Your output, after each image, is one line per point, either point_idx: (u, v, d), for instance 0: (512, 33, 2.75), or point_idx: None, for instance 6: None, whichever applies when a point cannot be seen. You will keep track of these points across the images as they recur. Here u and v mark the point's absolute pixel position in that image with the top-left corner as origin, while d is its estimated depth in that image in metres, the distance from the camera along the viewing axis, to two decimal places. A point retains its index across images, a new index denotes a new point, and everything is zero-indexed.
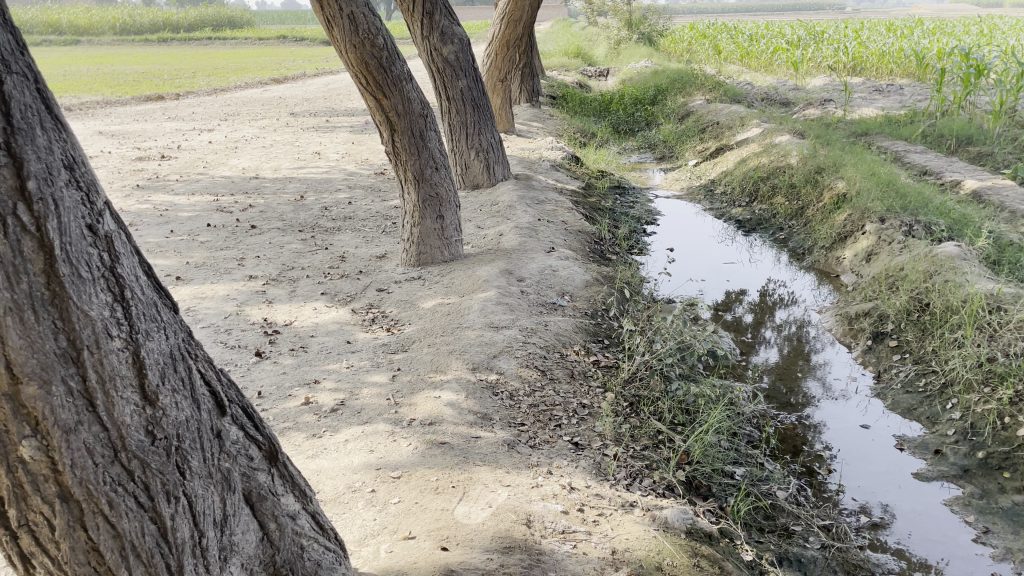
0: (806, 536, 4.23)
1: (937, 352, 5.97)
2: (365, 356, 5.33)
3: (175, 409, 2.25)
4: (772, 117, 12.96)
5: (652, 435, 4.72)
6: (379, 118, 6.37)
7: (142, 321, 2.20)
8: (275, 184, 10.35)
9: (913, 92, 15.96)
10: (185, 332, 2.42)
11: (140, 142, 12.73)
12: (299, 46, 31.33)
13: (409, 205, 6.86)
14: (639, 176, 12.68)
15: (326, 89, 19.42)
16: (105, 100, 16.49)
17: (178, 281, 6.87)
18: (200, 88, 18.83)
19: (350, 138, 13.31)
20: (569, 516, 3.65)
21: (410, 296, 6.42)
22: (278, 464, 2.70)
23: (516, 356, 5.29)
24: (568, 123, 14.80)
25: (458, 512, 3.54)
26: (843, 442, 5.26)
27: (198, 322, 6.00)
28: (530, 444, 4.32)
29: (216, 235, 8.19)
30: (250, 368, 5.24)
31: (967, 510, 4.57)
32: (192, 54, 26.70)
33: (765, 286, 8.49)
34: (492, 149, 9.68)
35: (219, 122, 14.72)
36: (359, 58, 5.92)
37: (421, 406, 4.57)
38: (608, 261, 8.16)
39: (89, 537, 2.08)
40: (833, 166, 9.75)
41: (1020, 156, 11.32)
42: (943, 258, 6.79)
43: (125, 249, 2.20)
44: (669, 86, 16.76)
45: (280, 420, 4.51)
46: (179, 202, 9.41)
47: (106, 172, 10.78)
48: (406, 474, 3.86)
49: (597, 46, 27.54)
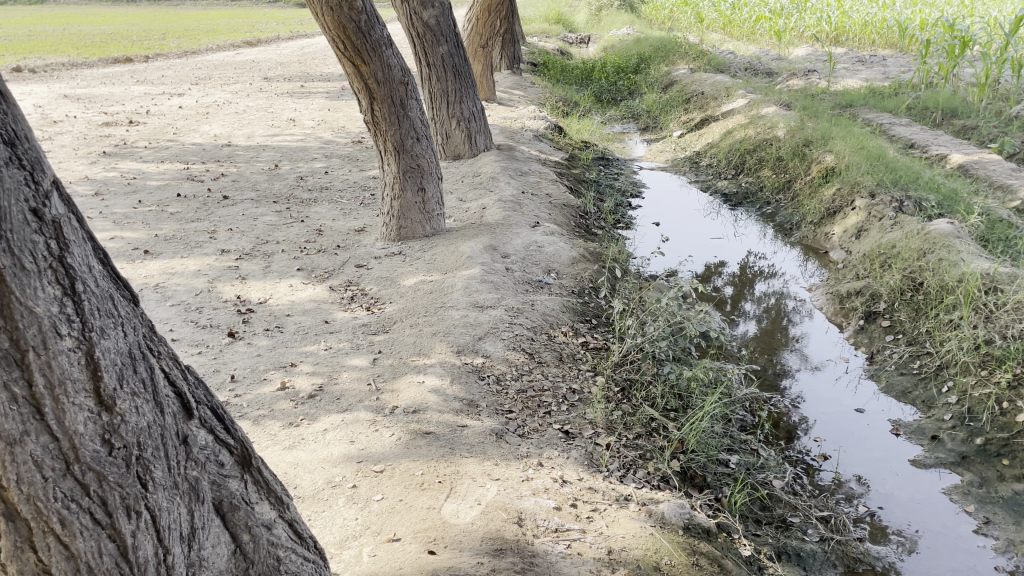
0: (804, 529, 4.09)
1: (932, 334, 5.83)
2: (344, 338, 5.08)
3: (135, 414, 2.00)
4: (757, 87, 12.74)
5: (646, 422, 4.55)
6: (357, 85, 6.05)
7: (96, 317, 1.94)
8: (248, 152, 9.98)
9: (896, 64, 15.78)
10: (147, 328, 2.16)
11: (107, 106, 12.23)
12: (273, 8, 30.38)
13: (390, 177, 6.57)
14: (622, 147, 12.43)
15: (300, 53, 18.86)
16: (71, 61, 15.87)
17: (146, 255, 6.55)
18: (169, 51, 18.21)
19: (326, 104, 12.92)
20: (562, 513, 3.46)
21: (391, 272, 6.17)
22: (253, 469, 2.44)
23: (502, 338, 5.08)
24: (550, 91, 14.50)
25: (446, 511, 3.33)
26: (836, 426, 5.14)
27: (167, 300, 5.70)
28: (518, 434, 4.13)
29: (187, 206, 7.84)
30: (222, 349, 4.97)
31: (967, 500, 4.46)
32: (163, 14, 25.77)
33: (747, 260, 8.36)
34: (475, 118, 9.39)
35: (191, 86, 14.22)
36: (337, 21, 5.57)
37: (404, 392, 4.35)
38: (593, 235, 7.96)
39: (40, 558, 1.85)
40: (821, 139, 9.55)
41: (1006, 129, 11.18)
42: (936, 234, 6.63)
43: (77, 236, 1.93)
44: (652, 55, 16.43)
45: (255, 408, 4.26)
46: (148, 170, 9.04)
47: (71, 138, 10.34)
48: (389, 468, 3.64)
49: (578, 11, 27.03)
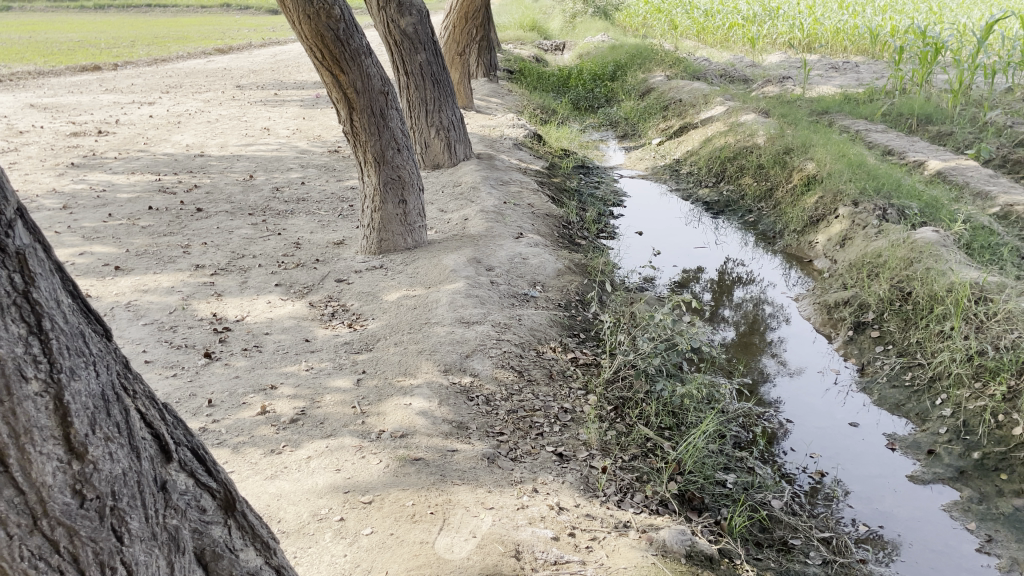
0: (806, 551, 3.97)
1: (923, 344, 5.76)
2: (326, 357, 4.91)
3: (109, 461, 1.81)
4: (735, 94, 12.73)
5: (641, 443, 4.44)
6: (336, 95, 5.87)
7: (66, 356, 1.75)
8: (222, 162, 9.74)
9: (869, 70, 15.82)
10: (121, 364, 1.98)
11: (74, 116, 11.91)
12: (244, 15, 29.94)
13: (370, 189, 6.39)
14: (600, 155, 12.34)
15: (273, 60, 18.61)
16: (37, 70, 15.50)
17: (117, 271, 6.32)
18: (139, 59, 17.85)
19: (300, 112, 12.69)
20: (561, 543, 3.32)
21: (373, 287, 6.00)
22: (236, 513, 2.26)
23: (490, 356, 4.94)
24: (528, 99, 14.38)
25: (440, 544, 3.18)
26: (831, 441, 5.05)
27: (139, 319, 5.48)
28: (510, 458, 4.00)
29: (159, 220, 7.61)
30: (198, 371, 4.77)
31: (968, 517, 4.38)
32: (131, 22, 25.24)
33: (725, 266, 8.33)
34: (454, 127, 9.22)
35: (161, 95, 13.92)
36: (314, 30, 5.41)
37: (390, 415, 4.18)
38: (577, 245, 7.87)
39: None
40: (801, 147, 9.52)
41: (981, 136, 11.19)
42: (923, 243, 6.58)
43: (43, 267, 1.75)
44: (628, 62, 16.36)
45: (234, 434, 4.06)
46: (118, 182, 8.77)
47: (37, 149, 10.03)
48: (378, 499, 3.47)
49: (551, 18, 26.89)
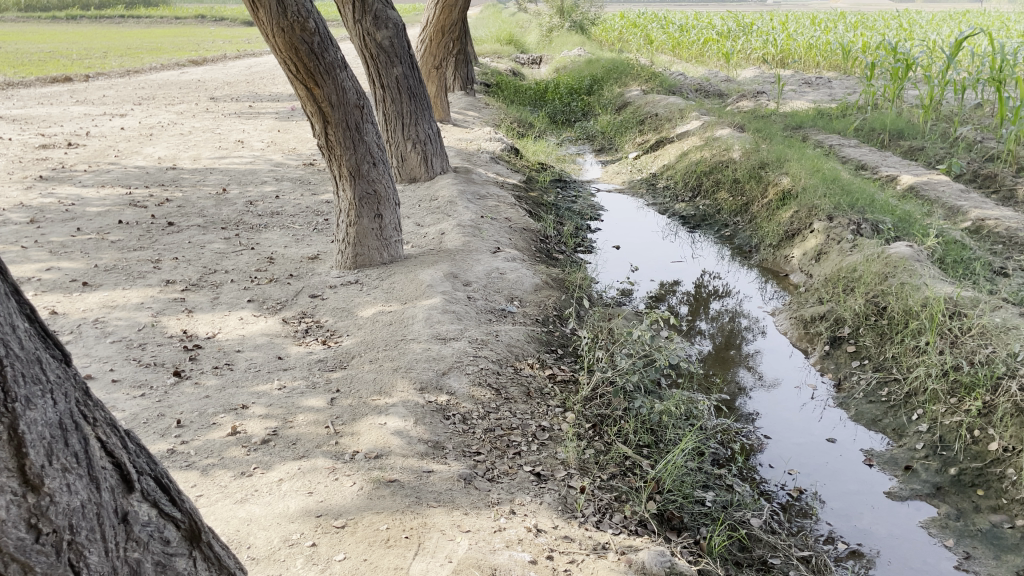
0: (785, 570, 3.93)
1: (899, 359, 5.77)
2: (299, 375, 4.81)
3: (66, 493, 1.73)
4: (710, 108, 12.78)
5: (619, 461, 4.40)
6: (310, 109, 5.79)
7: (21, 385, 1.67)
8: (194, 175, 9.61)
9: (842, 86, 15.97)
10: (81, 390, 1.90)
11: (44, 129, 11.70)
12: (219, 26, 29.78)
13: (345, 203, 6.31)
14: (576, 168, 12.33)
15: (248, 72, 18.45)
16: (7, 81, 15.25)
17: (85, 287, 6.18)
18: (112, 70, 17.64)
19: (275, 125, 12.58)
20: (538, 567, 3.27)
21: (348, 303, 5.91)
22: (202, 544, 2.17)
23: (467, 373, 4.87)
24: (504, 112, 14.36)
25: (415, 570, 3.11)
26: (809, 457, 5.03)
27: (107, 336, 5.34)
28: (487, 478, 3.93)
29: (129, 234, 7.46)
30: (167, 391, 4.65)
31: (946, 534, 4.38)
32: (104, 32, 24.93)
33: (700, 279, 8.35)
34: (431, 140, 9.16)
35: (133, 107, 13.72)
36: (289, 42, 5.36)
37: (365, 435, 4.10)
38: (554, 260, 7.84)
39: None
40: (776, 162, 9.58)
41: (951, 151, 11.29)
42: (897, 258, 6.60)
43: None
44: (605, 76, 16.42)
45: (203, 456, 3.96)
46: (88, 196, 8.61)
47: (5, 162, 9.83)
48: (351, 523, 3.39)
49: (528, 33, 26.93)
